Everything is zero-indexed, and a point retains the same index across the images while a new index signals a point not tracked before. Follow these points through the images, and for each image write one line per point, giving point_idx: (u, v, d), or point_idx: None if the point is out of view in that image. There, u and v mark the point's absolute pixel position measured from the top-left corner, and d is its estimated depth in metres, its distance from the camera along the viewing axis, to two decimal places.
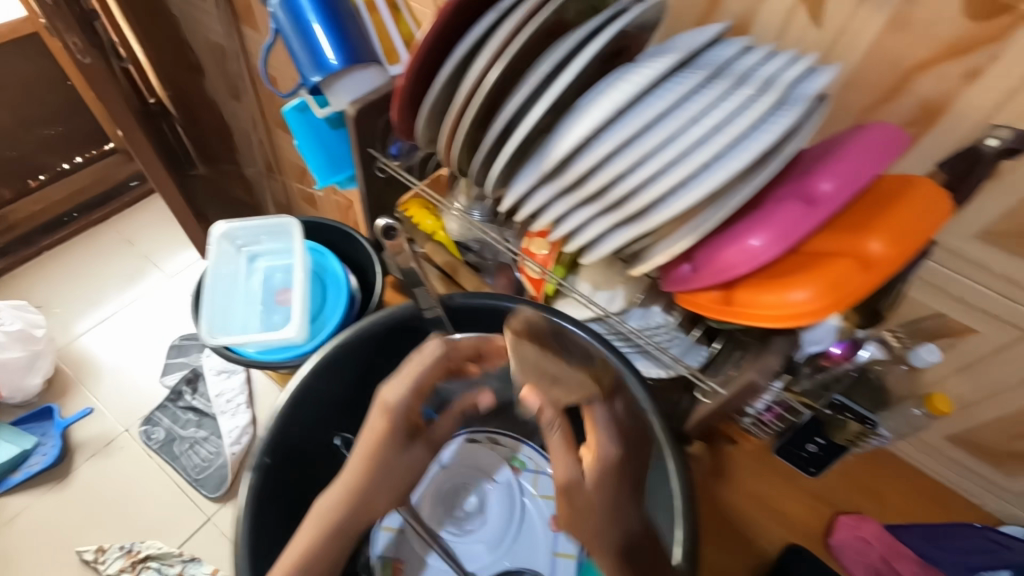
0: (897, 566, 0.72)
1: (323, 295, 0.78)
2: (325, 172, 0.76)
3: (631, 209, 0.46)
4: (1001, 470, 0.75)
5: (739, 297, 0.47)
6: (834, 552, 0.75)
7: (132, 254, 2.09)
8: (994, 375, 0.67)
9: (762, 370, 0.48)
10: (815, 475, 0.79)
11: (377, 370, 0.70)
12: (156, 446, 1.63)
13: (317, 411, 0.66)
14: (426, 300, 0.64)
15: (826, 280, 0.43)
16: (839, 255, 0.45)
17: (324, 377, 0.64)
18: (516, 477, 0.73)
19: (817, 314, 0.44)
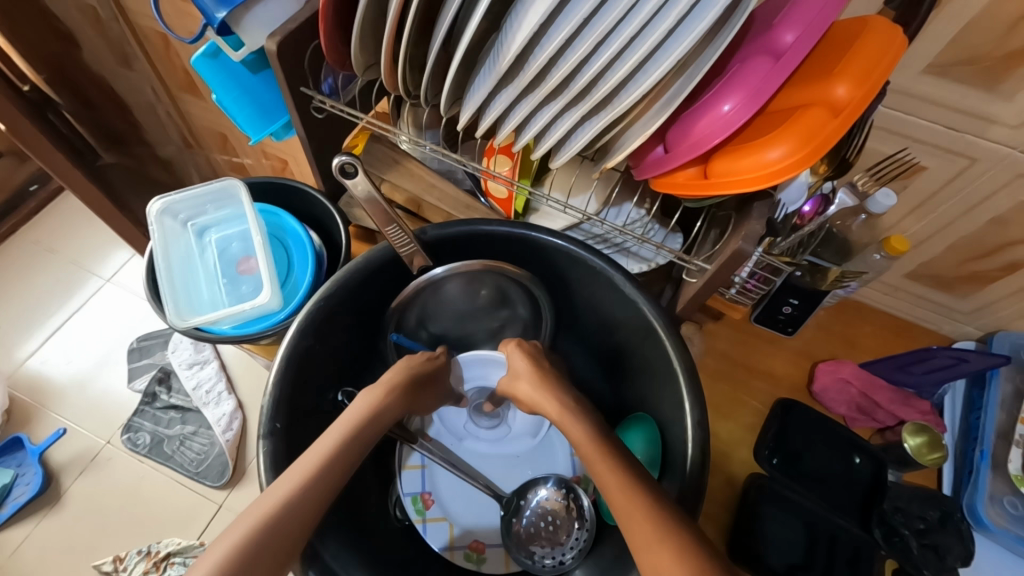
0: (876, 398, 0.79)
1: (287, 257, 0.74)
2: (257, 124, 0.70)
3: (598, 96, 0.45)
4: (952, 293, 0.84)
5: (716, 170, 0.48)
6: (819, 397, 0.82)
7: (59, 266, 1.91)
8: (943, 208, 0.72)
9: (747, 237, 0.50)
10: (794, 333, 0.86)
11: (366, 324, 0.68)
12: (144, 450, 1.58)
13: (314, 377, 0.61)
14: (400, 237, 0.61)
15: (797, 133, 0.44)
16: (808, 106, 0.45)
17: (319, 343, 0.61)
18: None
19: (796, 168, 0.44)
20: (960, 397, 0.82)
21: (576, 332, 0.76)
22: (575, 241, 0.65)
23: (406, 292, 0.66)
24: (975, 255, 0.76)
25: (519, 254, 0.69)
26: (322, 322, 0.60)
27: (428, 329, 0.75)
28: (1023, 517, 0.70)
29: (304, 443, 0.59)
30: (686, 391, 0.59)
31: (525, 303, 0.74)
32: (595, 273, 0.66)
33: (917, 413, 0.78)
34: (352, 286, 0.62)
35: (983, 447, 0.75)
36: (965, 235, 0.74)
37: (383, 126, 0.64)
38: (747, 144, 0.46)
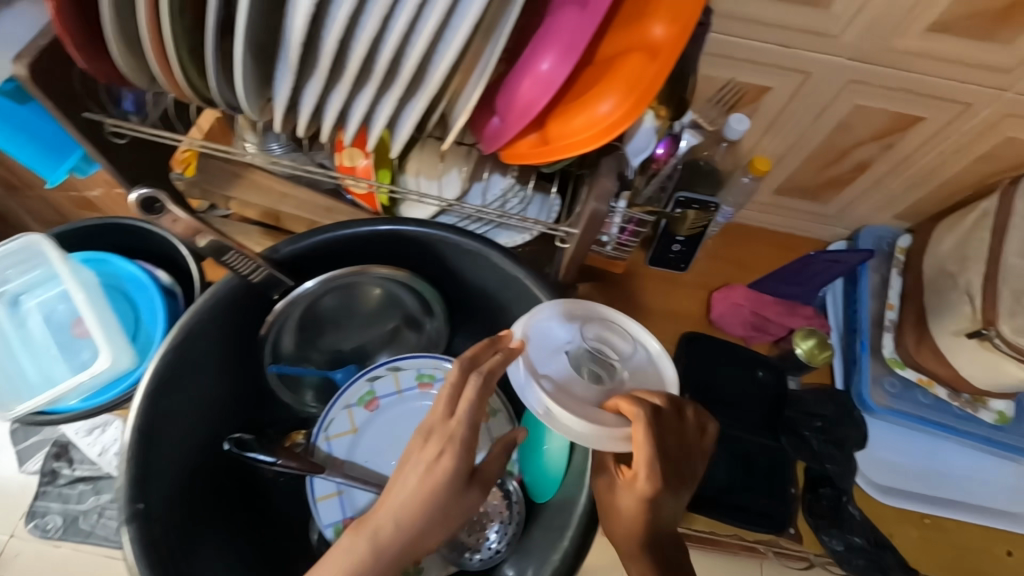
0: (767, 314, 0.82)
1: (132, 306, 0.65)
2: (48, 162, 0.59)
3: (405, 76, 0.40)
4: (818, 201, 0.88)
5: (553, 133, 0.45)
6: (718, 325, 0.85)
7: None
8: (793, 123, 0.74)
9: (601, 197, 0.48)
10: (688, 268, 0.88)
11: (237, 363, 0.61)
12: (57, 533, 1.42)
13: (182, 436, 0.55)
14: (243, 264, 0.55)
15: (621, 83, 0.42)
16: (629, 52, 0.43)
17: (172, 397, 0.54)
18: (430, 390, 0.72)
19: (627, 119, 0.43)
20: (840, 295, 0.87)
21: (473, 317, 0.73)
22: (444, 228, 0.62)
23: (273, 318, 0.61)
24: (831, 161, 0.80)
25: (390, 251, 0.64)
26: (176, 375, 0.54)
27: (315, 348, 0.69)
28: (901, 394, 0.78)
29: (172, 516, 0.54)
30: None
31: (413, 300, 0.70)
32: (472, 256, 0.63)
33: (804, 320, 0.83)
34: (204, 327, 0.55)
35: (862, 338, 0.81)
36: (817, 145, 0.77)
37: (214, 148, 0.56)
38: (577, 102, 0.44)
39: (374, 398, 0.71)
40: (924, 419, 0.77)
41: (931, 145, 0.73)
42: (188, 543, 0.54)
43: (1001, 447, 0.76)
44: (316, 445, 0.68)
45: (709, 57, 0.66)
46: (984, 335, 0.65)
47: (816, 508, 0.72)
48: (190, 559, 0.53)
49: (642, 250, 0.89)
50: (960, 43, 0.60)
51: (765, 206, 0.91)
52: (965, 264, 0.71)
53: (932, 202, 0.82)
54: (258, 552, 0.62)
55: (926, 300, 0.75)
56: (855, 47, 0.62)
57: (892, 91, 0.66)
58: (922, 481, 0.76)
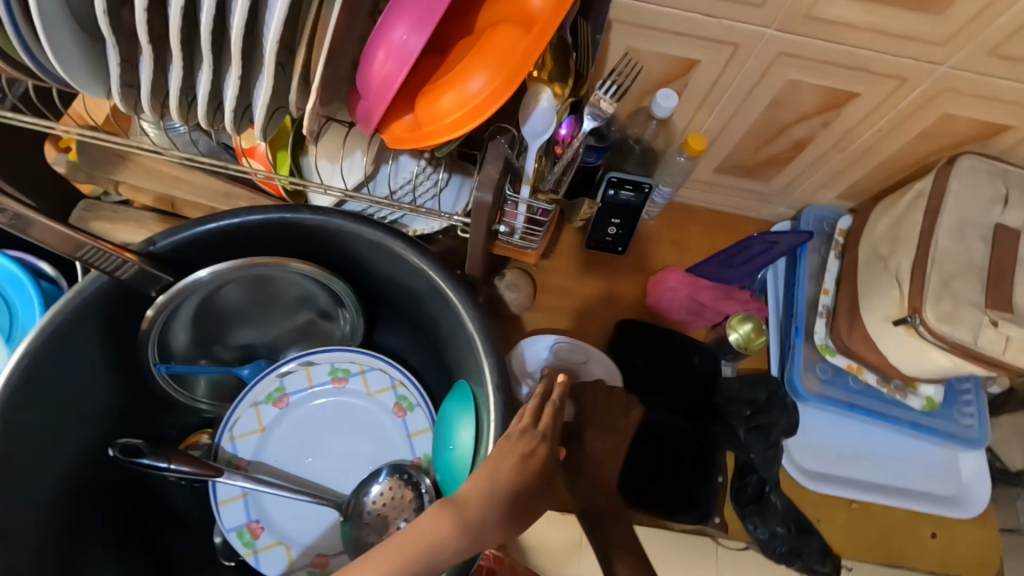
0: (702, 299, 0.80)
1: (5, 302, 0.60)
2: None
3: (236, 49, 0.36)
4: (759, 180, 0.85)
5: (425, 113, 0.41)
6: (653, 310, 0.82)
7: None
8: (726, 99, 0.70)
9: (484, 186, 0.44)
10: (626, 251, 0.85)
11: (118, 365, 0.57)
12: None
13: (48, 446, 0.51)
14: (106, 259, 0.50)
15: (492, 57, 0.38)
16: (504, 22, 0.38)
17: (33, 404, 0.50)
18: (345, 386, 0.69)
19: (499, 98, 0.38)
20: (781, 276, 0.85)
21: (388, 309, 0.69)
22: (341, 216, 0.57)
23: (156, 315, 0.56)
24: (768, 140, 0.76)
25: (288, 241, 0.60)
26: (35, 382, 0.50)
27: (215, 345, 0.65)
28: (832, 380, 0.77)
29: (49, 528, 0.50)
30: (484, 353, 0.55)
31: (321, 292, 0.65)
32: (375, 246, 0.59)
33: (738, 305, 0.80)
34: (68, 331, 0.51)
35: (797, 322, 0.79)
36: (753, 122, 0.73)
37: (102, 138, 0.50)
38: (446, 77, 0.39)
39: (283, 395, 0.68)
40: (854, 406, 0.76)
41: (868, 123, 0.70)
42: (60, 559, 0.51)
43: (931, 431, 0.76)
44: (219, 447, 0.65)
45: (632, 28, 0.61)
46: (910, 322, 0.64)
47: (741, 496, 0.72)
48: (64, 570, 0.51)
49: (579, 233, 0.85)
50: (891, 14, 0.56)
51: (707, 185, 0.87)
52: (898, 248, 0.69)
53: (874, 181, 0.80)
54: (153, 552, 0.60)
55: (859, 284, 0.73)
56: (782, 17, 0.57)
57: (824, 66, 0.62)
58: (850, 465, 0.76)
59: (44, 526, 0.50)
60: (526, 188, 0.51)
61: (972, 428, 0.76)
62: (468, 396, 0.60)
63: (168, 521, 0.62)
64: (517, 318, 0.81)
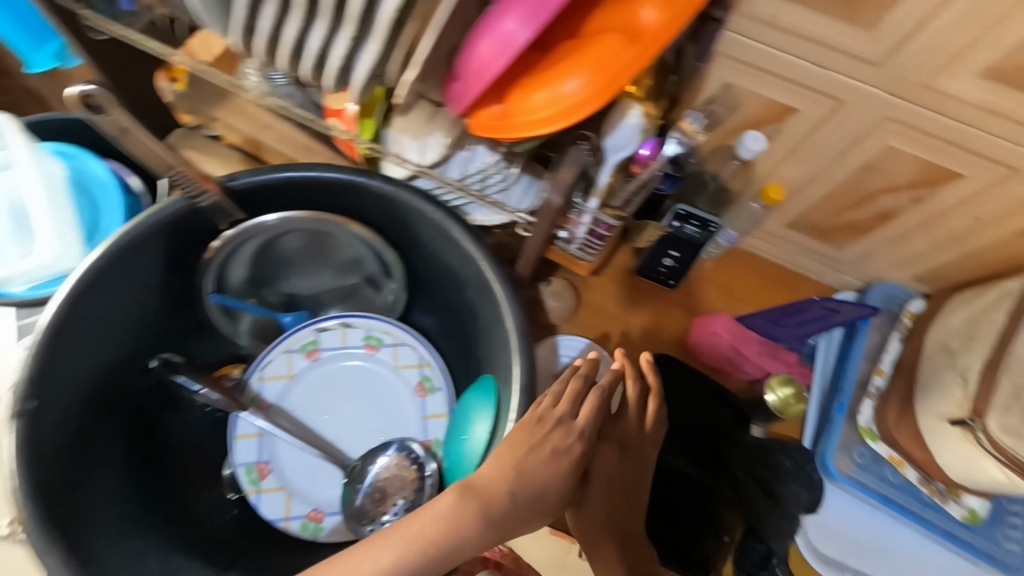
0: (745, 351, 0.77)
1: (90, 203, 0.64)
2: (30, 46, 0.58)
3: (355, 12, 0.38)
4: (831, 244, 0.81)
5: (514, 106, 0.41)
6: (692, 351, 0.80)
7: None
8: (816, 153, 0.67)
9: (557, 188, 0.44)
10: (677, 286, 0.83)
11: (174, 285, 0.61)
12: None
13: (98, 345, 0.54)
14: (192, 185, 0.53)
15: (593, 62, 0.38)
16: (611, 31, 0.38)
17: (94, 301, 0.53)
18: (375, 354, 0.70)
19: (592, 104, 0.38)
20: (834, 346, 0.80)
21: (431, 290, 0.70)
22: (409, 190, 0.58)
23: (220, 248, 0.59)
24: (851, 204, 0.73)
25: (354, 205, 0.62)
26: (99, 285, 0.53)
27: (264, 288, 0.68)
28: (868, 466, 0.72)
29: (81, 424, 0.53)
30: (517, 352, 0.55)
31: (372, 259, 0.67)
32: (433, 226, 0.60)
33: (782, 366, 0.77)
34: (139, 244, 0.54)
35: (842, 399, 0.75)
36: (838, 183, 0.70)
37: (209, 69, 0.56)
38: (543, 75, 0.40)
39: (316, 348, 0.70)
40: (887, 499, 0.71)
41: (963, 208, 0.66)
42: (80, 454, 0.53)
43: (967, 546, 0.70)
44: (248, 383, 0.67)
45: (733, 63, 0.60)
46: (970, 426, 0.60)
47: (744, 560, 0.69)
48: (82, 467, 0.53)
49: (632, 257, 0.84)
50: (1018, 99, 0.52)
51: (775, 238, 0.84)
52: (970, 345, 0.65)
53: (957, 270, 0.75)
54: (161, 468, 0.62)
55: (920, 375, 0.69)
56: (895, 81, 0.55)
57: (929, 139, 0.59)
58: (868, 558, 0.72)
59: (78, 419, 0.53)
60: (595, 200, 0.52)
61: (1014, 554, 0.70)
62: (491, 390, 0.60)
63: (177, 443, 0.64)
64: (553, 327, 0.81)
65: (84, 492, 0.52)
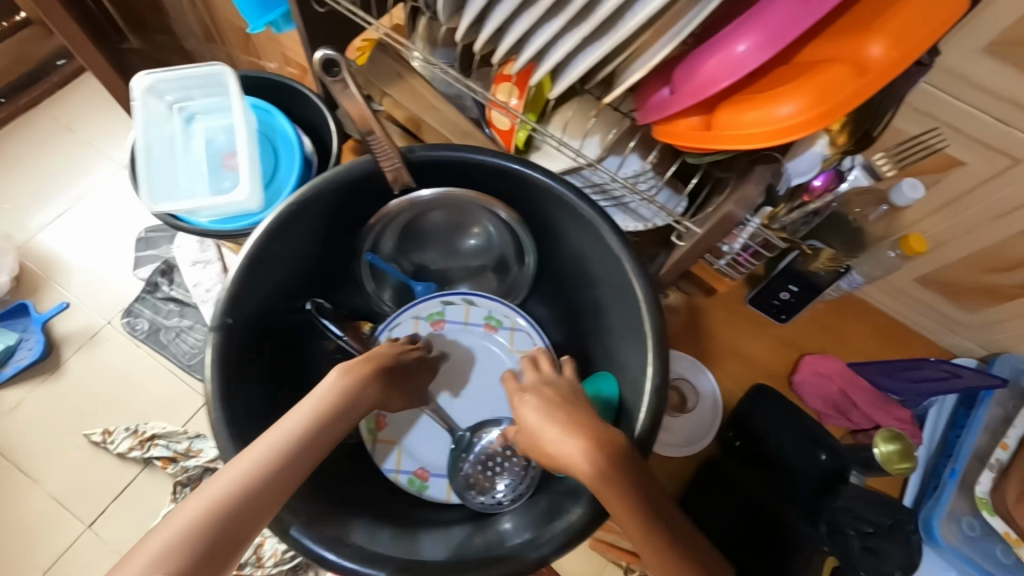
0: (855, 399, 0.76)
1: (274, 156, 0.71)
2: (256, 11, 0.67)
3: (602, 16, 0.42)
4: (962, 307, 0.78)
5: (721, 121, 0.43)
6: (796, 389, 0.79)
7: (72, 141, 1.83)
8: (973, 211, 0.66)
9: (740, 201, 0.46)
10: (785, 321, 0.82)
11: (341, 238, 0.66)
12: (141, 335, 1.61)
13: (279, 279, 0.60)
14: (384, 151, 0.58)
15: (814, 90, 0.40)
16: (834, 63, 0.40)
17: (285, 239, 0.58)
18: (493, 334, 0.74)
19: (805, 129, 0.40)
20: (947, 411, 0.78)
21: (556, 283, 0.74)
22: (569, 187, 0.61)
23: (387, 212, 0.65)
24: (997, 268, 0.70)
25: (510, 193, 0.65)
26: (292, 225, 0.58)
27: (407, 257, 0.73)
28: (975, 539, 0.70)
29: (259, 347, 0.59)
30: (651, 357, 0.57)
31: (510, 244, 0.72)
32: (583, 222, 0.62)
33: (893, 420, 0.75)
34: (327, 195, 0.59)
35: (954, 466, 0.73)
36: (990, 244, 0.68)
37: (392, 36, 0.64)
38: (757, 95, 0.42)
39: (441, 319, 0.74)
40: (991, 575, 0.69)
41: None
42: (258, 376, 0.58)
43: None
44: (378, 340, 0.72)
45: (907, 108, 0.60)
46: None
47: None
48: (260, 385, 0.58)
49: (745, 285, 0.83)
50: None
51: (898, 292, 0.82)
52: None
53: None
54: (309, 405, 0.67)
55: None
56: None
57: None
58: None
59: (258, 342, 0.59)
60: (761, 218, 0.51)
61: None
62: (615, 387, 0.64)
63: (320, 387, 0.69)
64: None
65: (259, 408, 0.57)
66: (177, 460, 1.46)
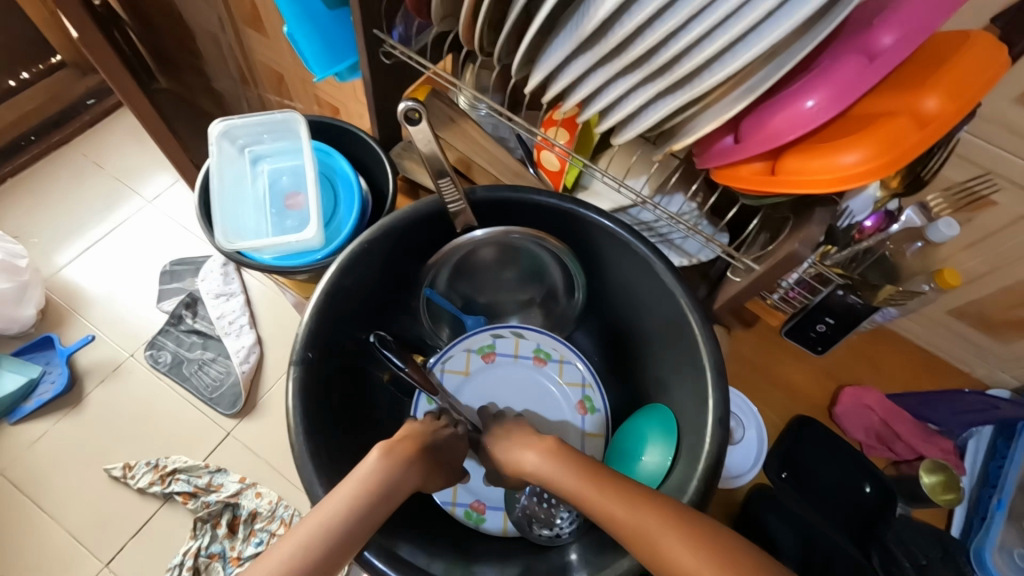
0: (898, 429, 0.77)
1: (334, 195, 0.75)
2: (322, 62, 0.73)
3: (680, 74, 0.46)
4: (996, 337, 0.80)
5: (785, 166, 0.47)
6: (838, 421, 0.79)
7: (101, 177, 1.88)
8: (1007, 247, 0.69)
9: (804, 240, 0.49)
10: (822, 353, 0.83)
11: (404, 272, 0.69)
12: (164, 368, 1.62)
13: (349, 312, 0.63)
14: (451, 192, 0.62)
15: (877, 139, 0.43)
16: (892, 114, 0.44)
17: (356, 274, 0.61)
18: (543, 367, 0.76)
19: (870, 175, 0.44)
20: (985, 443, 0.79)
21: (606, 315, 0.76)
22: (623, 226, 0.63)
23: (448, 249, 0.67)
24: None
25: (565, 230, 0.68)
26: (363, 261, 0.62)
27: (458, 292, 0.75)
28: None
29: (332, 378, 0.61)
30: (712, 390, 0.58)
31: (561, 278, 0.74)
32: (637, 259, 0.64)
33: (937, 450, 0.77)
34: (394, 232, 0.63)
35: (1000, 497, 0.74)
36: (1022, 277, 0.71)
37: (444, 78, 0.65)
38: (822, 143, 0.45)
39: (492, 352, 0.76)
40: None
41: None
42: (332, 405, 0.60)
43: None
44: (431, 373, 0.73)
45: None
46: None
47: None
48: (334, 415, 0.60)
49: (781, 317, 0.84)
50: None
51: (931, 324, 0.84)
52: None
53: None
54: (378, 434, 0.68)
55: None
56: None
57: None
58: None
59: (331, 374, 0.61)
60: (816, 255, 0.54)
61: None
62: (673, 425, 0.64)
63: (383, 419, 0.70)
64: None
65: (337, 436, 0.59)
66: (198, 494, 1.44)
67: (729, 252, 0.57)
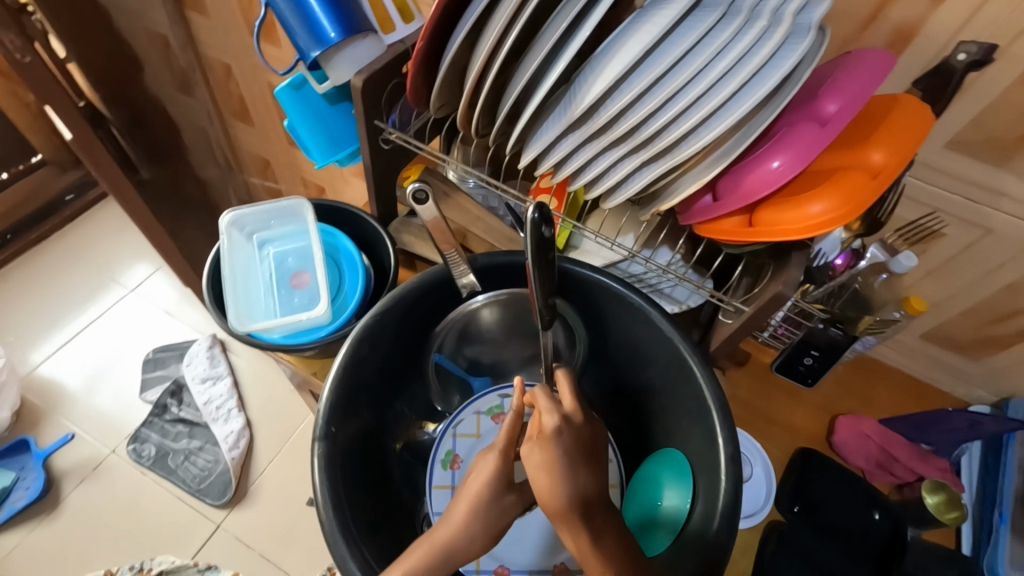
0: (895, 453, 0.80)
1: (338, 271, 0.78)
2: (324, 151, 0.79)
3: (661, 146, 0.52)
4: (967, 356, 0.86)
5: (762, 219, 0.53)
6: (838, 450, 0.82)
7: (81, 270, 1.87)
8: (962, 273, 0.76)
9: (787, 282, 0.54)
10: (813, 386, 0.87)
11: (414, 339, 0.72)
12: (148, 462, 1.55)
13: (366, 383, 0.65)
14: (456, 263, 0.66)
15: (839, 191, 0.49)
16: (847, 169, 0.50)
17: (370, 346, 0.64)
18: None
19: (839, 222, 0.49)
20: (977, 459, 0.83)
21: (607, 367, 0.79)
22: (618, 280, 0.68)
23: (455, 314, 0.71)
24: (990, 319, 0.80)
25: (563, 289, 0.72)
26: (375, 333, 0.64)
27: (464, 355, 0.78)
28: None
29: (354, 451, 0.62)
30: (721, 430, 0.61)
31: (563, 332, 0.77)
32: (634, 310, 0.69)
33: (936, 471, 0.80)
34: (403, 302, 0.66)
35: (1001, 510, 0.77)
36: (980, 299, 0.78)
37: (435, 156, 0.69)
38: (791, 198, 0.51)
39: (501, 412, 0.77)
40: None
41: None
42: (356, 478, 0.61)
43: None
44: (444, 439, 0.74)
45: None
46: None
47: None
48: (358, 489, 0.61)
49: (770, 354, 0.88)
50: None
51: (908, 349, 0.90)
52: None
53: None
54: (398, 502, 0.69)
55: None
56: None
57: None
58: None
59: (353, 446, 0.62)
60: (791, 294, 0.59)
61: None
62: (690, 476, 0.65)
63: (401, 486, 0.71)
64: None
65: (363, 509, 0.60)
66: None
67: (718, 296, 0.61)
